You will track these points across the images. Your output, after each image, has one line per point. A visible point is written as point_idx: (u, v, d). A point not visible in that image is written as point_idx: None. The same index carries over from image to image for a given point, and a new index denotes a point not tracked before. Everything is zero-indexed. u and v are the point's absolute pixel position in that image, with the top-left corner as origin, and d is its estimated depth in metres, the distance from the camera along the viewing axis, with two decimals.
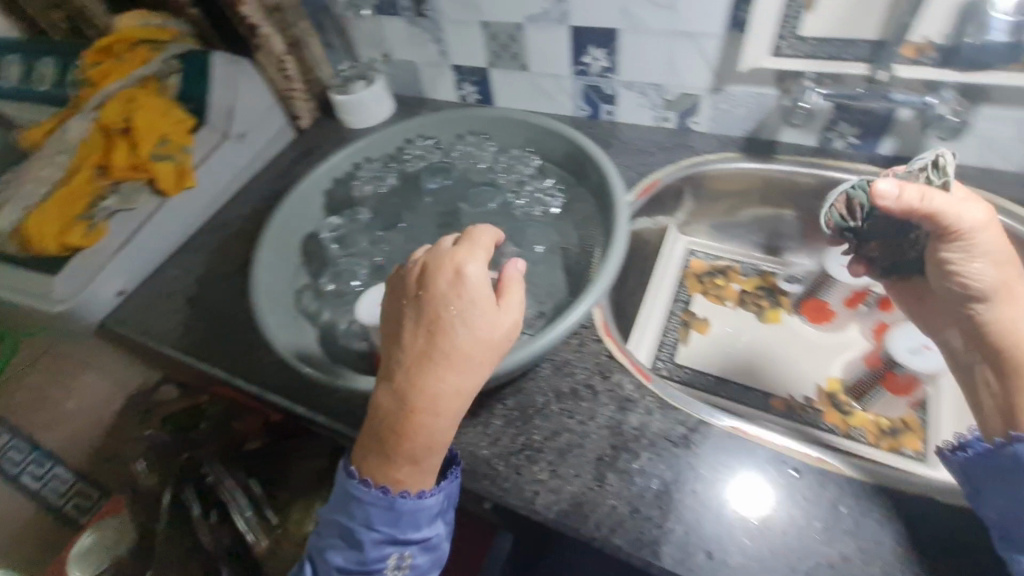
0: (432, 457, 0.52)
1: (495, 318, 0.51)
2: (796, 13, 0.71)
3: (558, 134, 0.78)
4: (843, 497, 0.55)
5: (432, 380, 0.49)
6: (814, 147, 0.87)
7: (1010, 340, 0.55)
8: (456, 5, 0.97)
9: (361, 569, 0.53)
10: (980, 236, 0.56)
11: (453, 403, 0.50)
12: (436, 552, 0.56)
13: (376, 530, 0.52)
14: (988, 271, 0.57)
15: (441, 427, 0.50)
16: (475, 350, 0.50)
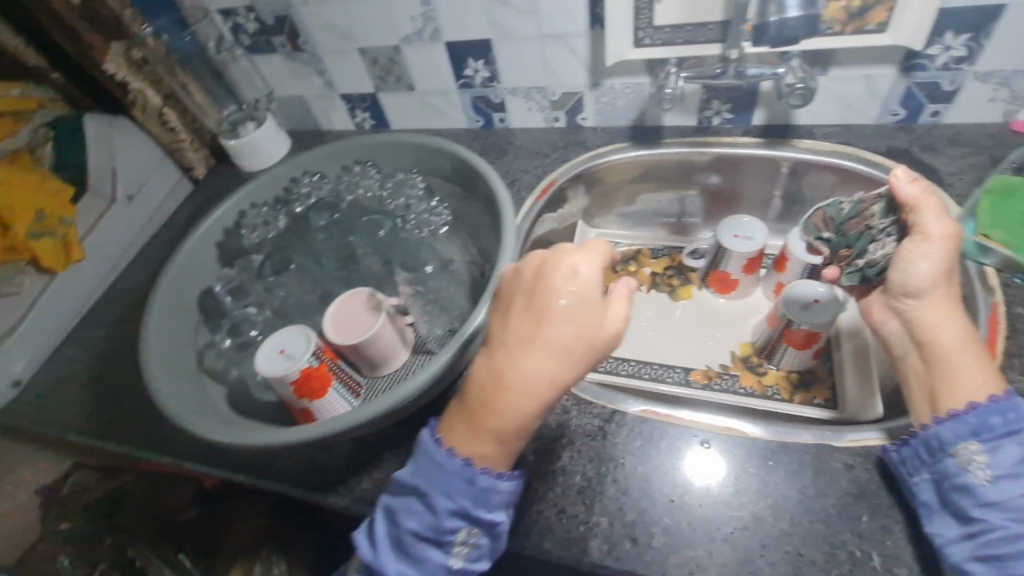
0: (507, 443, 0.50)
1: (597, 317, 0.50)
2: (647, 4, 0.74)
3: (444, 152, 0.78)
4: (751, 460, 0.57)
5: (527, 362, 0.49)
6: (696, 127, 0.91)
7: (932, 332, 0.53)
8: (331, 35, 0.96)
9: (428, 541, 0.50)
10: (946, 242, 0.55)
11: (546, 391, 0.48)
12: (497, 544, 0.52)
13: (452, 500, 0.49)
14: (937, 271, 0.54)
15: (526, 411, 0.49)
16: (577, 338, 0.49)
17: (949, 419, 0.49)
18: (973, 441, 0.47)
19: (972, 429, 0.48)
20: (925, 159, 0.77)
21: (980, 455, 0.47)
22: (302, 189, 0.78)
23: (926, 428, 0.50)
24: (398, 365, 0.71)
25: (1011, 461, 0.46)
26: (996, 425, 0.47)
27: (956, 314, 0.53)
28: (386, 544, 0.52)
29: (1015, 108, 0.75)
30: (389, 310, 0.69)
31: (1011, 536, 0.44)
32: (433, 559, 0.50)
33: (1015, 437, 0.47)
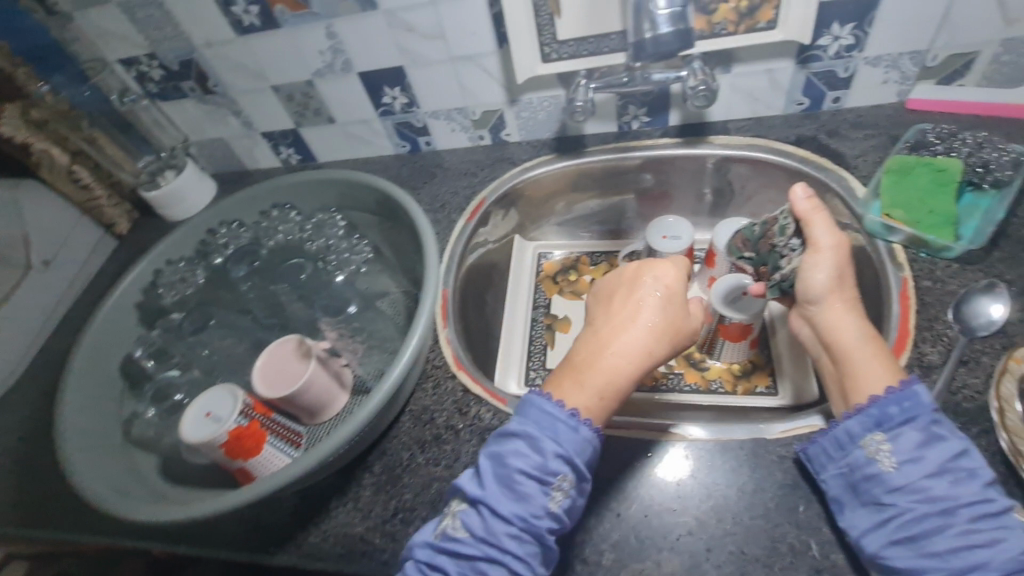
0: (604, 402, 0.55)
1: (683, 311, 0.61)
2: (548, 20, 0.75)
3: (363, 185, 0.77)
4: (692, 462, 0.58)
5: (626, 336, 0.58)
6: (616, 133, 0.92)
7: (837, 332, 0.57)
8: (241, 75, 0.94)
9: (532, 480, 0.50)
10: (834, 250, 0.60)
11: (639, 362, 0.57)
12: (579, 505, 0.53)
13: (560, 442, 0.52)
14: (831, 277, 0.59)
15: (628, 367, 0.57)
16: (669, 319, 0.59)
17: (854, 414, 0.51)
18: (877, 432, 0.50)
19: (874, 421, 0.50)
20: (831, 144, 0.80)
21: (885, 444, 0.49)
22: (219, 240, 0.75)
23: (837, 425, 0.52)
24: (339, 408, 0.69)
25: (912, 447, 0.48)
26: (895, 415, 0.50)
27: (853, 314, 0.57)
28: (489, 485, 0.52)
29: (906, 88, 0.79)
30: (321, 355, 0.67)
31: (917, 518, 0.46)
32: (534, 499, 0.50)
33: (914, 422, 0.49)
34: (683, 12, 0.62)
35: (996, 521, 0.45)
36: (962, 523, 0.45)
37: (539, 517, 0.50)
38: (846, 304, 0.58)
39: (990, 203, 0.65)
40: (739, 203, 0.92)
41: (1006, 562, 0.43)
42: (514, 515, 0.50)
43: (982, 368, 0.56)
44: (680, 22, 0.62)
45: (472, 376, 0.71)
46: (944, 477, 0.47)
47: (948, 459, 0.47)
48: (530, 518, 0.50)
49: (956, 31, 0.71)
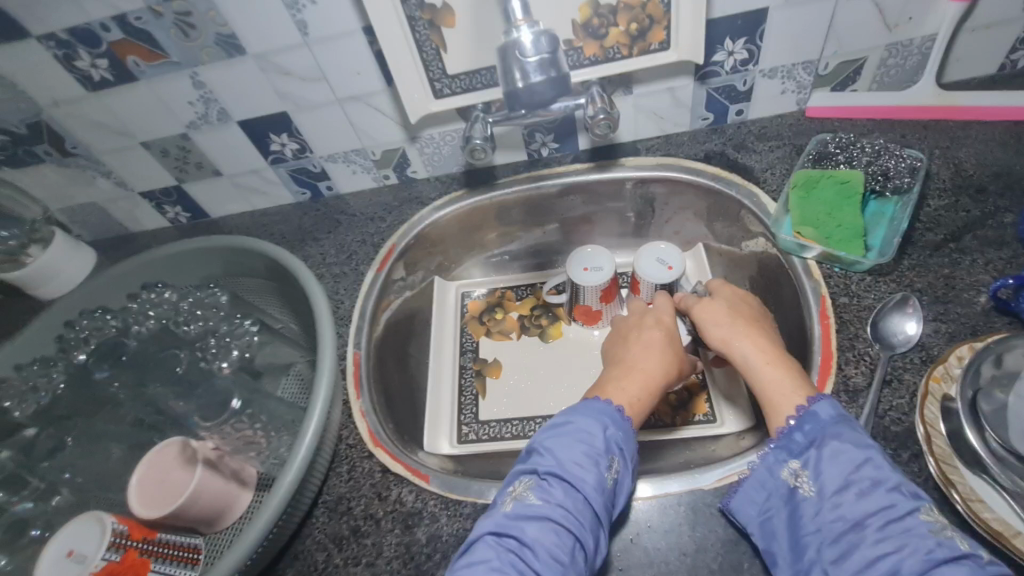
0: (638, 410, 0.59)
1: (679, 344, 0.68)
2: (434, 55, 0.70)
3: (248, 251, 0.70)
4: (633, 527, 0.54)
5: (643, 356, 0.65)
6: (527, 161, 0.88)
7: (747, 370, 0.58)
8: (103, 133, 0.83)
9: (591, 454, 0.51)
10: (700, 309, 0.67)
11: (652, 379, 0.62)
12: (627, 498, 0.53)
13: (609, 424, 0.54)
14: (712, 327, 0.64)
15: (655, 378, 0.62)
16: (673, 347, 0.67)
17: (767, 448, 0.50)
18: (791, 460, 0.49)
19: (784, 450, 0.49)
20: (740, 159, 0.79)
21: (798, 470, 0.48)
22: (78, 333, 0.65)
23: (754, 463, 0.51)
24: (244, 508, 0.60)
25: (820, 467, 0.47)
26: (801, 439, 0.49)
27: (748, 350, 0.59)
28: (553, 460, 0.51)
29: (804, 96, 0.79)
30: (209, 456, 0.57)
31: (834, 539, 0.44)
32: (595, 471, 0.50)
33: (817, 442, 0.48)
34: (553, 58, 0.54)
35: (905, 525, 0.43)
36: (874, 534, 0.43)
37: (600, 492, 0.49)
38: (741, 342, 0.60)
39: (893, 210, 0.66)
40: (660, 223, 0.90)
41: (919, 566, 0.40)
42: (579, 485, 0.49)
43: (905, 387, 0.54)
44: (551, 69, 0.55)
45: (392, 452, 0.64)
46: (851, 490, 0.45)
47: (851, 470, 0.46)
48: (594, 492, 0.49)
49: (843, 39, 0.71)
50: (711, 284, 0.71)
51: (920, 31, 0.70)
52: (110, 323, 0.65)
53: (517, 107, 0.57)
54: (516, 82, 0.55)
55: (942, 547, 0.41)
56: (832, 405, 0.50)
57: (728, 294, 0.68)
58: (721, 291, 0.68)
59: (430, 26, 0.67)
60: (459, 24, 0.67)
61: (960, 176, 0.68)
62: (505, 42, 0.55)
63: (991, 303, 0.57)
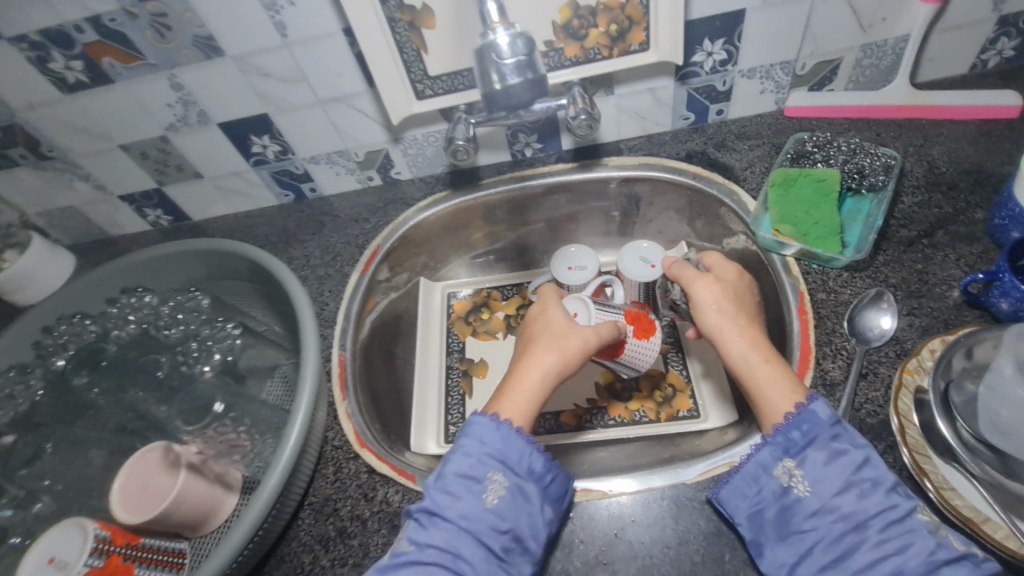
0: (517, 411, 0.57)
1: (564, 327, 0.63)
2: (415, 57, 0.70)
3: (228, 253, 0.70)
4: (619, 521, 0.54)
5: (525, 359, 0.62)
6: (511, 162, 0.88)
7: (737, 360, 0.58)
8: (79, 136, 0.82)
9: (463, 480, 0.51)
10: (695, 288, 0.64)
11: (531, 378, 0.59)
12: (529, 511, 0.51)
13: (484, 442, 0.53)
14: (709, 313, 0.62)
15: (528, 380, 0.60)
16: (553, 334, 0.63)
17: (764, 444, 0.51)
18: (787, 459, 0.49)
19: (782, 448, 0.50)
20: (721, 157, 0.80)
21: (795, 470, 0.49)
22: (57, 338, 0.64)
23: (748, 457, 0.51)
24: (229, 511, 0.60)
25: (818, 468, 0.48)
26: (799, 438, 0.49)
27: (744, 344, 0.58)
28: (428, 497, 0.51)
29: (782, 96, 0.80)
30: (194, 461, 0.57)
31: (835, 540, 0.46)
32: (463, 497, 0.50)
33: (815, 443, 0.49)
34: (531, 60, 0.54)
35: (905, 527, 0.44)
36: (876, 535, 0.44)
37: (474, 516, 0.49)
38: (734, 338, 0.59)
39: (869, 207, 0.67)
40: (644, 221, 0.90)
41: (920, 569, 0.43)
42: (452, 515, 0.49)
43: (880, 380, 0.55)
44: (527, 72, 0.54)
45: (378, 453, 0.64)
46: (852, 491, 0.46)
47: (852, 472, 0.47)
48: (467, 516, 0.49)
49: (819, 40, 0.72)
50: (708, 259, 0.68)
51: (893, 32, 0.72)
52: (90, 328, 0.65)
53: (495, 109, 0.56)
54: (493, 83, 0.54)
55: (940, 548, 0.43)
56: (827, 406, 0.50)
57: (730, 276, 0.65)
58: (729, 271, 0.66)
59: (410, 27, 0.67)
60: (439, 25, 0.67)
61: (933, 173, 0.69)
62: (482, 44, 0.54)
63: (962, 297, 0.58)
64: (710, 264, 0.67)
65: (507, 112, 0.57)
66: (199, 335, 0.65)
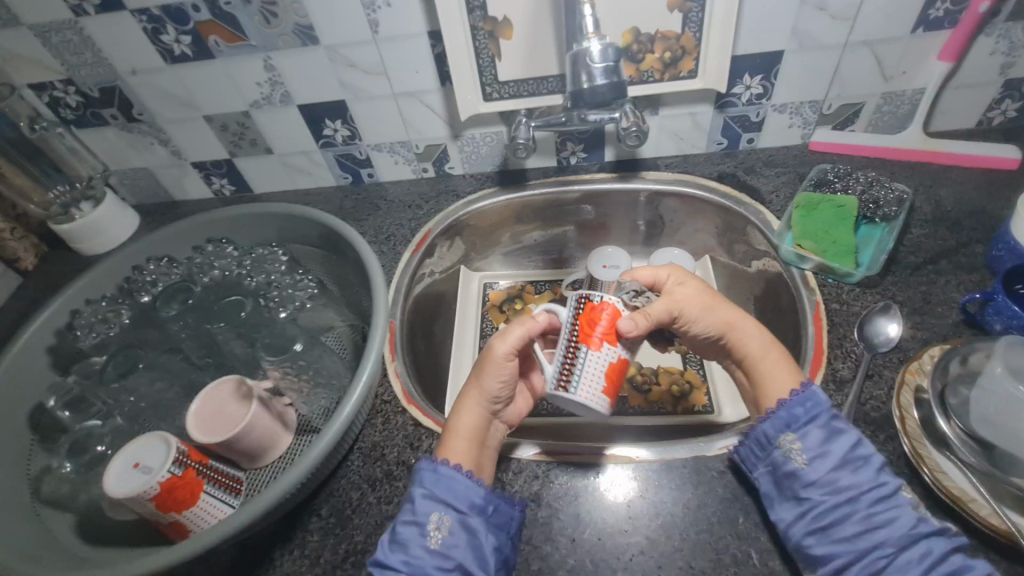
0: (454, 449, 0.58)
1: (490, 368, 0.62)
2: (489, 63, 0.78)
3: (306, 219, 0.77)
4: (643, 483, 0.60)
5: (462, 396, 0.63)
6: (556, 167, 0.96)
7: (743, 345, 0.63)
8: (168, 103, 0.90)
9: (409, 525, 0.53)
10: (680, 307, 0.64)
11: (465, 417, 0.60)
12: (474, 544, 0.53)
13: (425, 485, 0.55)
14: (706, 318, 0.64)
15: (461, 415, 0.61)
16: (480, 376, 0.62)
17: (769, 417, 0.56)
18: (789, 433, 0.55)
19: (785, 423, 0.55)
20: (749, 180, 0.88)
21: (795, 444, 0.54)
22: (145, 276, 0.72)
23: (755, 428, 0.57)
24: (283, 449, 0.66)
25: (816, 444, 0.54)
26: (801, 414, 0.55)
27: (753, 331, 0.63)
28: (379, 552, 0.53)
29: (808, 131, 0.89)
30: (262, 395, 0.63)
31: (828, 510, 0.51)
32: (412, 543, 0.52)
33: (817, 421, 0.54)
34: (617, 67, 0.60)
35: (890, 502, 0.51)
36: (865, 508, 0.50)
37: (421, 559, 0.51)
38: (744, 325, 0.64)
39: (881, 234, 0.75)
40: (671, 233, 0.98)
41: (902, 537, 0.49)
42: (401, 561, 0.51)
43: (884, 381, 0.62)
44: (613, 76, 0.60)
45: (423, 409, 0.70)
46: (847, 467, 0.52)
47: (848, 450, 0.53)
48: (413, 561, 0.51)
49: (845, 84, 0.82)
50: (642, 274, 0.68)
51: (911, 84, 0.81)
52: (175, 271, 0.74)
53: (579, 106, 0.62)
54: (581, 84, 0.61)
55: (921, 521, 0.50)
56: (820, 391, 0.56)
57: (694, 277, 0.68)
58: (673, 273, 0.67)
59: (489, 36, 0.76)
60: (516, 37, 0.76)
61: (940, 211, 0.77)
62: (576, 50, 0.61)
63: (961, 317, 0.65)
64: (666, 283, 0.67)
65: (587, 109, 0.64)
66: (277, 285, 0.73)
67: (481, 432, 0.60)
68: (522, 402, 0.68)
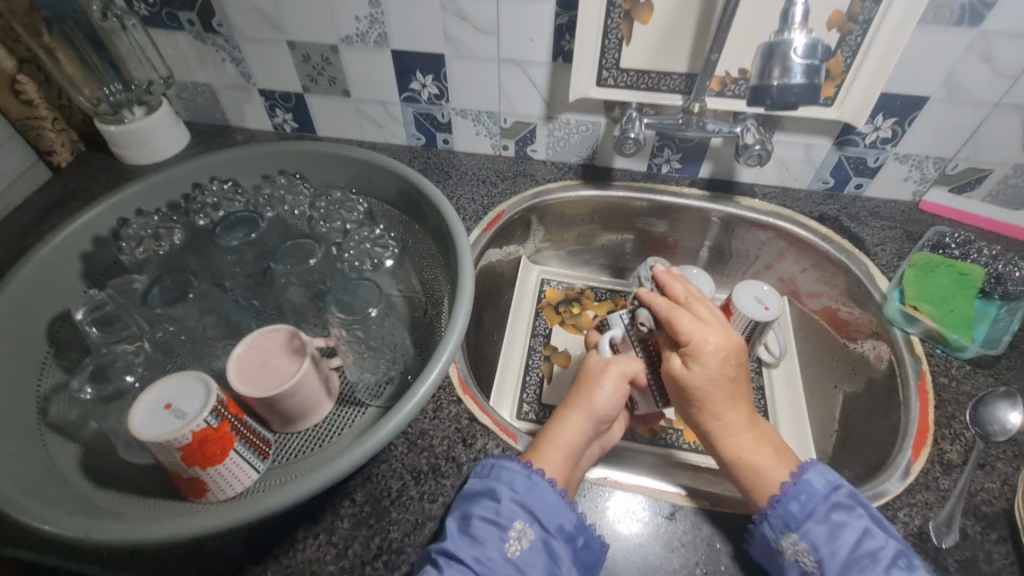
0: (554, 462, 0.55)
1: (606, 390, 0.60)
2: (616, 45, 0.72)
3: (385, 171, 0.71)
4: (724, 534, 0.54)
5: (566, 410, 0.60)
6: (645, 173, 0.90)
7: (729, 442, 0.55)
8: (253, 20, 0.82)
9: (489, 523, 0.50)
10: (698, 355, 0.54)
11: (569, 432, 0.58)
12: (550, 568, 0.50)
13: (515, 488, 0.53)
14: (698, 381, 0.54)
15: (565, 429, 0.58)
16: (589, 394, 0.60)
17: (764, 521, 0.52)
18: (790, 533, 0.51)
19: (785, 524, 0.51)
20: (853, 228, 0.82)
21: (799, 544, 0.50)
22: (206, 198, 0.67)
23: (754, 531, 0.52)
24: (320, 418, 0.59)
25: (820, 541, 0.50)
26: (798, 512, 0.51)
27: (726, 430, 0.55)
28: (451, 543, 0.49)
29: (922, 190, 0.83)
30: (315, 354, 0.56)
31: None
32: (488, 542, 0.49)
33: (814, 516, 0.51)
34: (820, 66, 0.54)
35: None
36: None
37: (494, 562, 0.49)
38: (725, 418, 0.55)
39: (997, 312, 0.70)
40: (749, 267, 0.92)
41: None
42: (472, 558, 0.48)
43: (997, 474, 0.57)
44: (813, 76, 0.54)
45: (478, 403, 0.64)
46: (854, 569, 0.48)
47: (853, 547, 0.49)
48: (485, 561, 0.48)
49: (980, 147, 0.75)
50: (703, 311, 0.57)
51: None
52: (238, 199, 0.68)
53: (760, 104, 0.56)
54: (770, 79, 0.55)
55: None
56: (819, 476, 0.53)
57: (701, 358, 0.54)
58: (717, 327, 0.55)
59: (624, 15, 0.70)
60: (653, 23, 0.70)
61: None
62: (773, 39, 0.55)
63: None
64: (708, 321, 0.56)
65: (769, 110, 0.57)
66: (353, 235, 0.68)
67: (579, 449, 0.57)
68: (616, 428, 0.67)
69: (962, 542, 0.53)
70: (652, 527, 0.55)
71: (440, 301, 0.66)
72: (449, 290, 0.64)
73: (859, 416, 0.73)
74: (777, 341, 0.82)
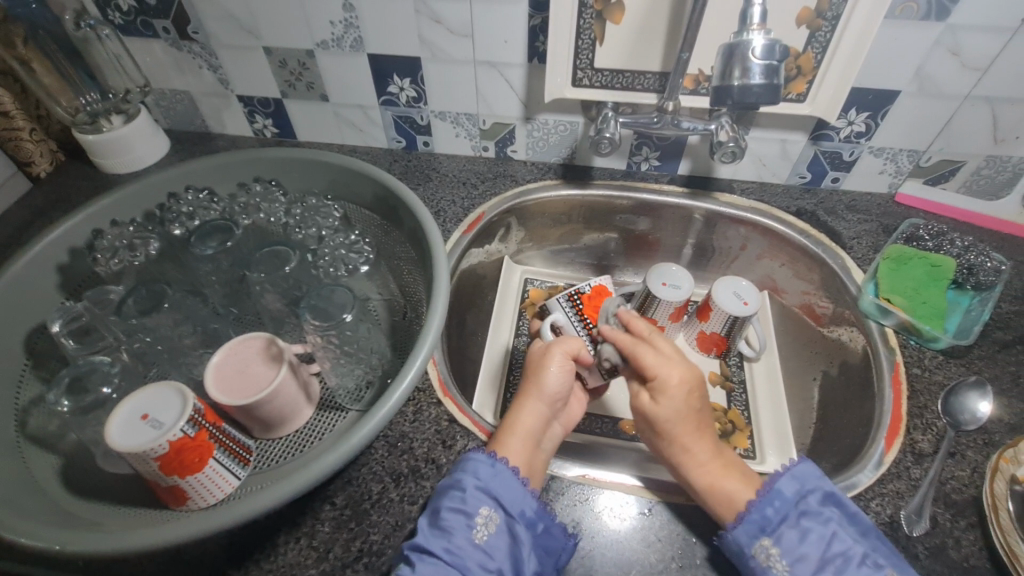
0: (515, 448, 0.57)
1: (553, 377, 0.63)
2: (589, 46, 0.73)
3: (363, 176, 0.71)
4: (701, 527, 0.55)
5: (519, 401, 0.62)
6: (624, 171, 0.90)
7: (696, 470, 0.57)
8: (227, 27, 0.82)
9: (457, 514, 0.51)
10: (664, 388, 0.59)
11: (525, 420, 0.60)
12: (516, 552, 0.51)
13: (479, 476, 0.54)
14: (666, 413, 0.59)
15: (520, 416, 0.60)
16: (541, 378, 0.63)
17: (738, 525, 0.52)
18: (764, 538, 0.52)
19: (759, 527, 0.52)
20: (830, 222, 0.83)
21: (772, 549, 0.51)
22: (181, 207, 0.67)
23: (726, 533, 0.52)
24: (299, 423, 0.60)
25: (792, 545, 0.51)
26: (772, 516, 0.53)
27: (692, 462, 0.58)
28: (420, 535, 0.50)
29: (897, 182, 0.84)
30: (292, 360, 0.57)
31: None
32: (457, 532, 0.50)
33: (787, 520, 0.52)
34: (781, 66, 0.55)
35: None
36: None
37: (462, 550, 0.50)
38: (691, 447, 0.58)
39: (969, 302, 0.71)
40: (730, 263, 0.93)
41: None
42: (442, 549, 0.49)
43: (967, 462, 0.58)
44: (772, 77, 0.54)
45: (458, 404, 0.64)
46: (826, 569, 0.50)
47: (823, 549, 0.50)
48: (455, 551, 0.49)
49: (953, 139, 0.76)
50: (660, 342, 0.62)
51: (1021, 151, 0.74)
52: (215, 207, 0.69)
53: (726, 104, 0.57)
54: (731, 79, 0.55)
55: None
56: (790, 481, 0.54)
57: (667, 394, 0.59)
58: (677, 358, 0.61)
59: (596, 16, 0.70)
60: (624, 23, 0.70)
61: None
62: (733, 40, 0.55)
63: None
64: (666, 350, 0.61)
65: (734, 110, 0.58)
66: (328, 241, 0.68)
67: (537, 433, 0.60)
68: (575, 407, 0.68)
69: (933, 529, 0.54)
70: (630, 522, 0.56)
71: (419, 305, 0.67)
72: (427, 293, 0.65)
73: (836, 407, 0.74)
74: (756, 335, 0.83)
